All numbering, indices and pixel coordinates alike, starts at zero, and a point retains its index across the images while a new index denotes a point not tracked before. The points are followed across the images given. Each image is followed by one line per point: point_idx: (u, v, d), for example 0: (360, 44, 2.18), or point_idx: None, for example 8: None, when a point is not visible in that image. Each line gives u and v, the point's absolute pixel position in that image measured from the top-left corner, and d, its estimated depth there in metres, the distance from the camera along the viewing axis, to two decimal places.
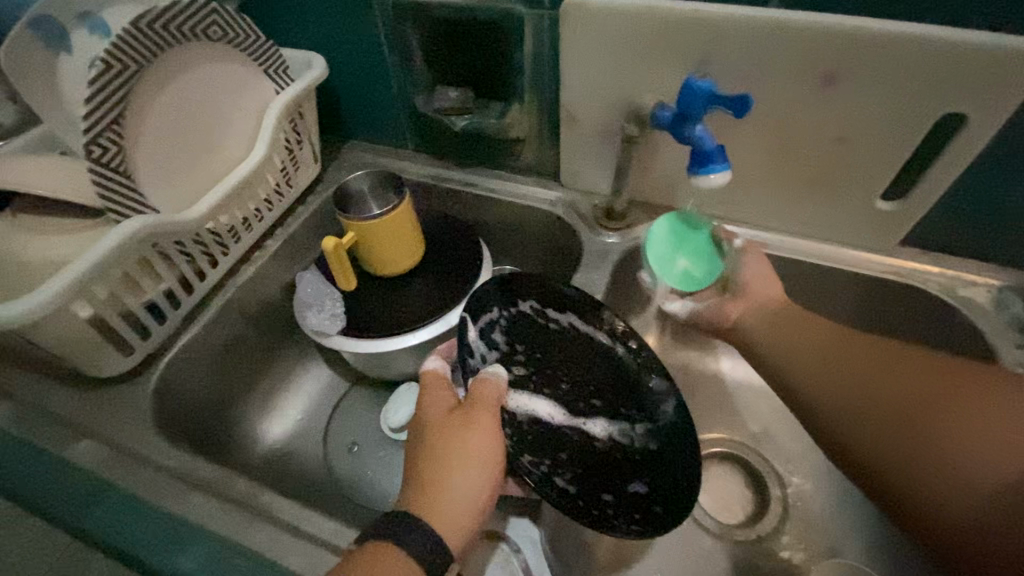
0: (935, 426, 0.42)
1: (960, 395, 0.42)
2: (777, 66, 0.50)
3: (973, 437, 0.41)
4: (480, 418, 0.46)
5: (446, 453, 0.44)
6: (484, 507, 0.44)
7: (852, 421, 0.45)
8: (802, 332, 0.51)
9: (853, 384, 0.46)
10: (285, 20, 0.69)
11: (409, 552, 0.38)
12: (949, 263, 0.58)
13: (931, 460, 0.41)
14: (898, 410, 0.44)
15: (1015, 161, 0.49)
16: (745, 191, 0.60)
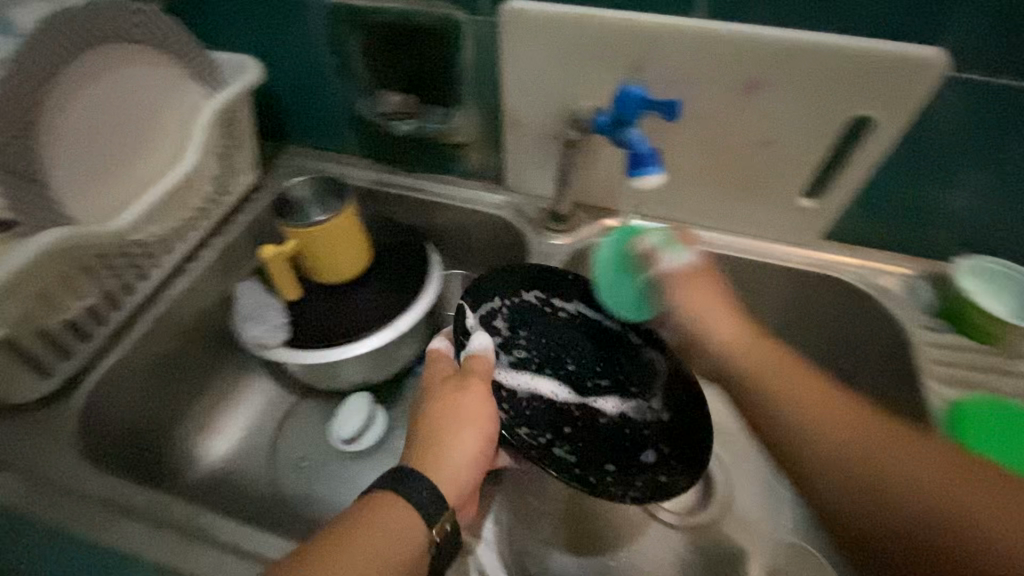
0: (898, 458, 0.37)
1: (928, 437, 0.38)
2: (704, 73, 0.52)
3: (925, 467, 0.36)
4: (473, 384, 0.47)
5: (445, 412, 0.45)
6: (478, 464, 0.45)
7: (811, 443, 0.41)
8: (757, 352, 0.47)
9: (812, 407, 0.42)
10: (216, 21, 0.67)
11: (409, 503, 0.39)
12: (864, 254, 0.63)
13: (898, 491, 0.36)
14: (858, 438, 0.39)
15: (917, 160, 0.54)
16: (679, 191, 0.63)
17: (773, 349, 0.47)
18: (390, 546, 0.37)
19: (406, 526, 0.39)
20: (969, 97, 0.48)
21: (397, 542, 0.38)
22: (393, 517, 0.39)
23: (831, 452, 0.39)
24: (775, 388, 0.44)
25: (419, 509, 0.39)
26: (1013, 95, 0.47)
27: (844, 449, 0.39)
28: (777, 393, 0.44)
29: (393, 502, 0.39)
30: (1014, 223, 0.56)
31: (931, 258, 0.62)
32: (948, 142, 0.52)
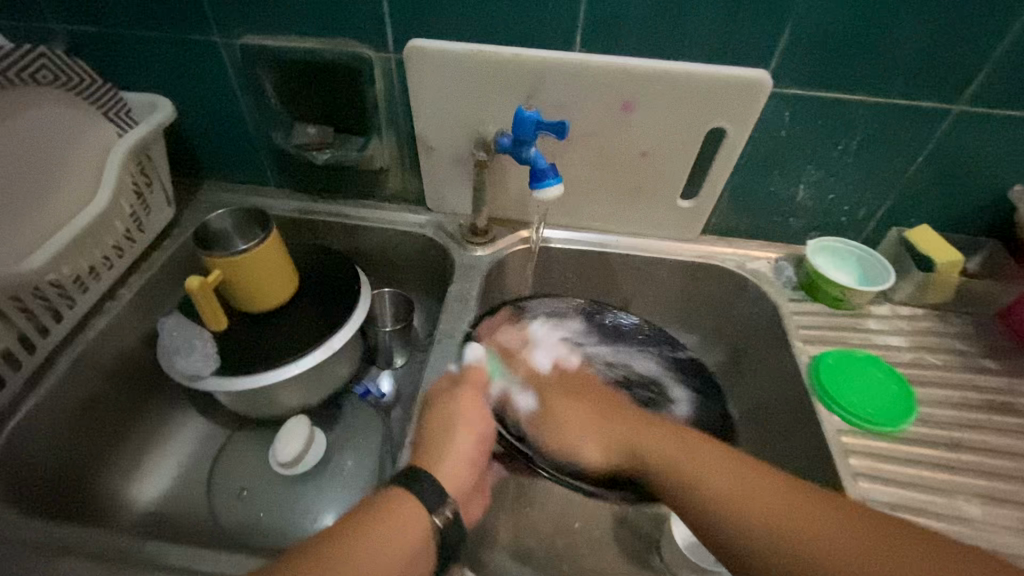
0: (736, 498, 0.42)
1: (743, 465, 0.44)
2: (587, 98, 0.61)
3: (744, 490, 0.42)
4: (466, 392, 0.52)
5: (444, 420, 0.50)
6: (472, 462, 0.49)
7: (697, 493, 0.43)
8: (592, 422, 0.52)
9: (706, 468, 0.44)
10: (121, 62, 0.68)
11: (413, 496, 0.43)
12: (737, 244, 0.74)
13: (756, 513, 0.41)
14: (703, 484, 0.44)
15: (764, 162, 0.66)
16: (580, 200, 0.71)
17: (648, 428, 0.50)
18: (400, 534, 0.41)
19: (413, 517, 0.42)
20: (793, 107, 0.60)
21: (403, 530, 0.41)
22: (399, 509, 0.42)
23: (736, 521, 0.41)
24: (678, 470, 0.46)
25: (421, 500, 0.43)
26: (824, 105, 0.59)
27: (748, 519, 0.41)
28: (678, 475, 0.45)
29: (398, 496, 0.43)
30: (844, 207, 0.68)
31: (790, 242, 0.74)
32: (783, 147, 0.64)
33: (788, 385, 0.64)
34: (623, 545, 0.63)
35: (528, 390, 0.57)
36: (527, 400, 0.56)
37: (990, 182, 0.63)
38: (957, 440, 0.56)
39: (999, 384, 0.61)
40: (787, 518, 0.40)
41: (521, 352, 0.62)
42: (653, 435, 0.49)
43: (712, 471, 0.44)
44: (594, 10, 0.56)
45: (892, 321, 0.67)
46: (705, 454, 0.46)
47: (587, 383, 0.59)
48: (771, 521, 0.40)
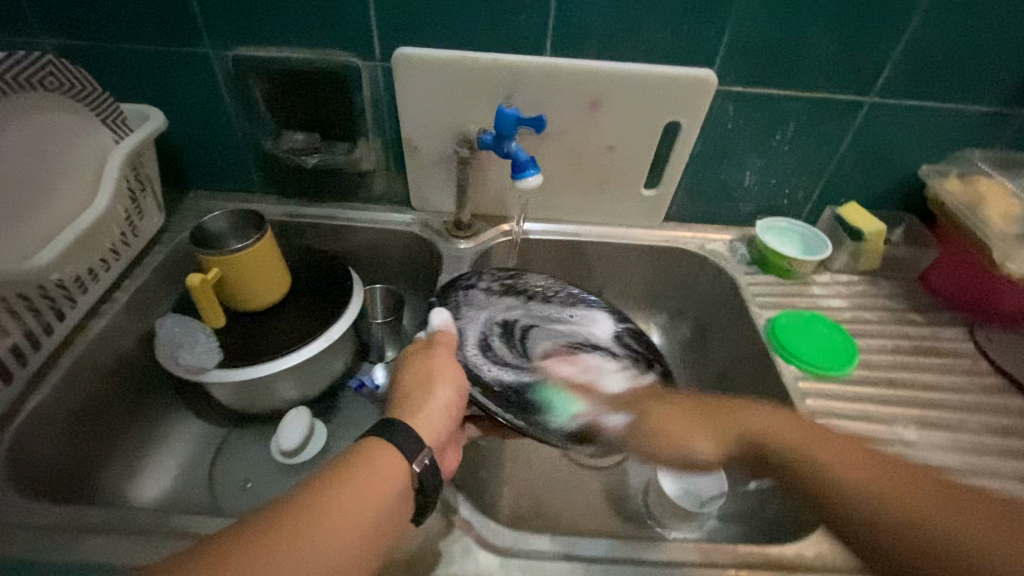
0: (899, 492, 0.38)
1: (854, 452, 0.42)
2: (559, 98, 0.68)
3: (887, 484, 0.39)
4: (443, 349, 0.54)
5: (422, 372, 0.51)
6: (452, 414, 0.50)
7: (850, 494, 0.39)
8: (697, 416, 0.49)
9: (836, 462, 0.41)
10: (112, 76, 0.70)
11: (391, 443, 0.44)
12: (695, 228, 0.83)
13: (911, 502, 0.37)
14: (854, 484, 0.39)
15: (715, 152, 0.74)
16: (554, 192, 0.78)
17: (749, 413, 0.47)
18: (377, 479, 0.41)
19: (391, 462, 0.43)
20: (736, 103, 0.69)
21: (383, 475, 0.42)
22: (377, 457, 0.43)
23: (883, 515, 0.37)
24: (808, 448, 0.43)
25: (399, 447, 0.44)
26: (761, 100, 0.69)
27: (896, 509, 0.37)
28: (810, 455, 0.42)
29: (378, 444, 0.43)
30: (785, 191, 0.78)
31: (741, 225, 0.83)
32: (729, 138, 0.73)
33: (750, 347, 0.71)
34: (614, 503, 0.68)
35: (616, 411, 0.55)
36: (616, 418, 0.54)
37: (903, 162, 0.74)
38: (893, 379, 0.65)
39: (923, 332, 0.71)
40: (933, 508, 0.36)
41: (586, 382, 0.62)
42: (775, 434, 0.45)
43: (851, 466, 0.40)
44: (563, 21, 0.64)
45: (833, 287, 0.76)
46: (814, 439, 0.43)
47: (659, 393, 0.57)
48: (912, 504, 0.37)
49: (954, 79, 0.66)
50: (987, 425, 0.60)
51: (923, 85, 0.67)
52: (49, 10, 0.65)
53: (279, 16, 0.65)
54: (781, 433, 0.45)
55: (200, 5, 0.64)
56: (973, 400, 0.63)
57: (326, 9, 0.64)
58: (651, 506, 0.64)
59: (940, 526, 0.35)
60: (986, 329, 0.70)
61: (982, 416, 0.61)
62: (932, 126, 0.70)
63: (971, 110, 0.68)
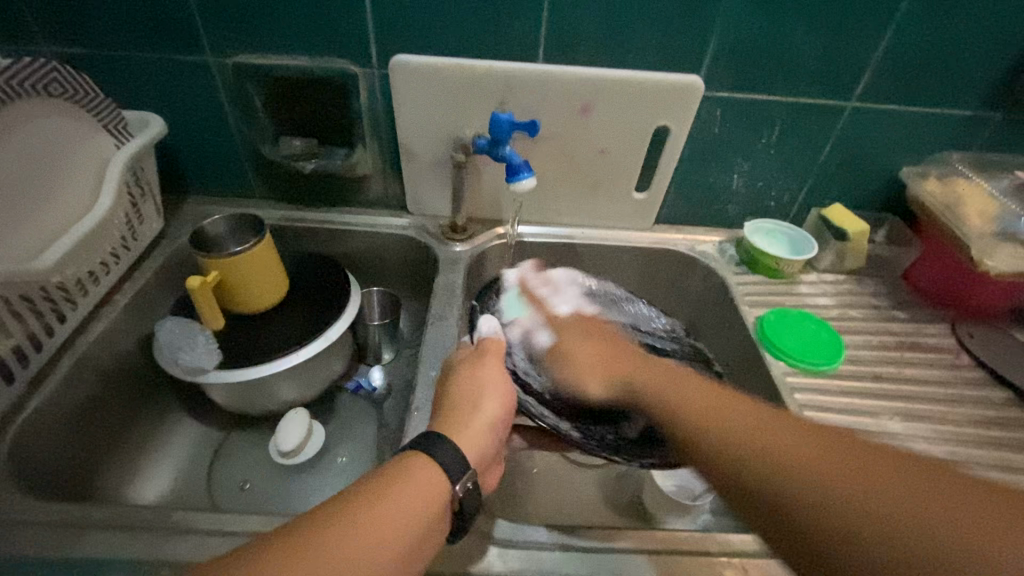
0: (804, 455, 0.38)
1: (774, 425, 0.41)
2: (551, 103, 0.70)
3: (798, 447, 0.39)
4: (492, 360, 0.56)
5: (471, 384, 0.53)
6: (494, 434, 0.51)
7: (763, 455, 0.39)
8: (647, 384, 0.52)
9: (753, 433, 0.41)
10: (112, 83, 0.72)
11: (433, 461, 0.44)
12: (685, 230, 0.85)
13: (820, 464, 0.37)
14: (765, 448, 0.40)
15: (703, 155, 0.76)
16: (547, 195, 0.80)
17: (689, 385, 0.49)
18: (422, 499, 0.42)
19: (434, 482, 0.43)
20: (723, 107, 0.72)
21: (427, 494, 0.42)
22: (420, 475, 0.43)
23: (788, 476, 0.37)
24: (763, 445, 0.40)
25: (443, 468, 0.44)
26: (747, 104, 0.71)
27: (804, 470, 0.37)
28: (768, 452, 0.39)
29: (422, 461, 0.44)
30: (772, 193, 0.80)
31: (730, 226, 0.85)
32: (717, 142, 0.75)
33: (741, 344, 0.73)
34: (609, 498, 0.69)
35: (546, 331, 0.65)
36: (544, 337, 0.65)
37: (884, 165, 0.76)
38: (878, 373, 0.67)
39: (907, 329, 0.73)
40: (887, 494, 0.34)
41: (540, 298, 0.70)
42: (703, 406, 0.46)
43: (772, 436, 0.40)
44: (555, 28, 0.66)
45: (820, 286, 0.78)
46: (745, 413, 0.44)
47: (604, 327, 0.65)
48: (868, 496, 0.34)
49: (931, 84, 0.69)
50: (968, 417, 0.62)
51: (902, 91, 0.69)
52: (51, 18, 0.66)
53: (278, 24, 0.67)
54: (721, 407, 0.45)
55: (200, 13, 0.66)
56: (955, 393, 0.65)
57: (324, 17, 0.66)
58: (646, 501, 0.65)
59: (906, 519, 0.32)
60: (967, 325, 0.73)
61: (964, 408, 0.63)
62: (912, 129, 0.73)
63: (948, 114, 0.71)
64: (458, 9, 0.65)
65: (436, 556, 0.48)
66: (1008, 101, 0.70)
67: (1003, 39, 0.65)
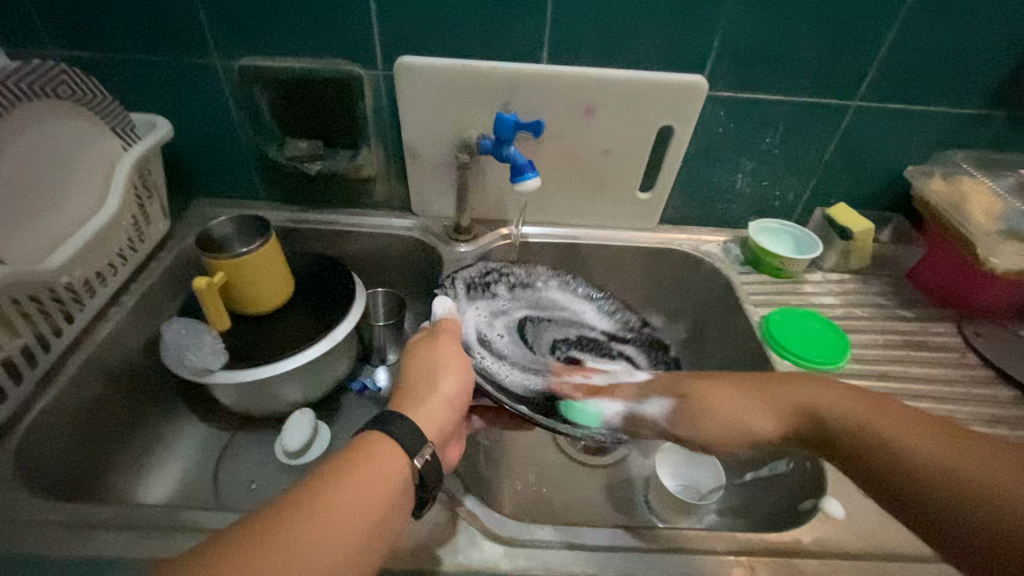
0: (942, 455, 0.37)
1: (905, 421, 0.41)
2: (555, 104, 0.70)
3: (934, 446, 0.38)
4: (446, 339, 0.56)
5: (427, 362, 0.53)
6: (453, 408, 0.51)
7: (894, 448, 0.39)
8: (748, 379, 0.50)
9: (888, 426, 0.41)
10: (120, 85, 0.72)
11: (393, 440, 0.44)
12: (689, 230, 0.85)
13: (959, 463, 0.36)
14: (899, 441, 0.39)
15: (707, 155, 0.77)
16: (552, 196, 0.80)
17: (799, 380, 0.48)
18: (379, 478, 0.41)
19: (394, 460, 0.43)
20: (726, 107, 0.72)
21: (386, 474, 0.42)
22: (379, 454, 0.43)
23: (921, 468, 0.37)
24: (876, 430, 0.41)
25: (402, 443, 0.44)
26: (750, 104, 0.71)
27: (939, 465, 0.37)
28: (883, 436, 0.40)
29: (380, 439, 0.44)
30: (776, 192, 0.80)
31: (734, 226, 0.85)
32: (720, 142, 0.75)
33: (746, 343, 0.73)
34: (614, 498, 0.69)
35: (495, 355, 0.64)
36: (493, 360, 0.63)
37: (888, 164, 0.76)
38: (884, 372, 0.67)
39: (913, 327, 0.73)
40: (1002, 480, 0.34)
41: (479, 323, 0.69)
42: (827, 396, 0.45)
43: (906, 430, 0.40)
44: (559, 29, 0.66)
45: (824, 285, 0.78)
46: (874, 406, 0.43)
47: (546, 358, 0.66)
48: (1014, 496, 0.33)
49: (935, 83, 0.69)
50: (975, 416, 0.62)
51: (905, 90, 0.69)
52: (58, 23, 0.67)
53: (284, 27, 0.67)
54: (844, 399, 0.44)
55: (207, 16, 0.66)
56: (962, 392, 0.65)
57: (330, 19, 0.66)
58: (652, 501, 0.65)
59: (1006, 497, 0.33)
60: (974, 324, 0.72)
61: (971, 407, 0.63)
62: (916, 128, 0.73)
63: (952, 112, 0.71)
64: (463, 11, 0.65)
65: (442, 556, 0.48)
66: (1012, 100, 0.70)
67: (1007, 38, 0.65)
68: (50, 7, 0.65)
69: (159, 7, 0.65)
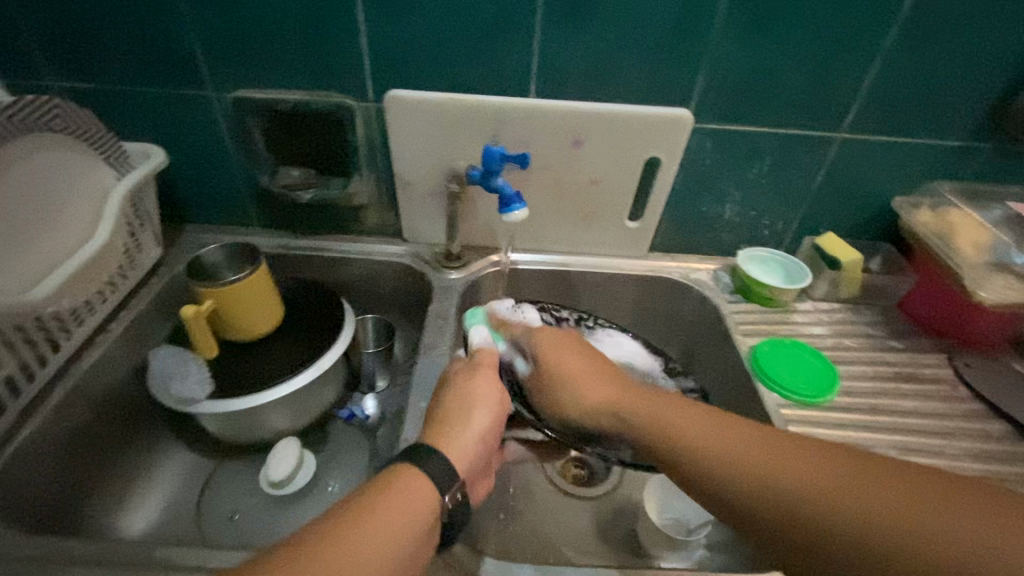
0: (769, 466, 0.43)
1: (733, 432, 0.46)
2: (543, 135, 0.72)
3: (766, 458, 0.43)
4: (484, 372, 0.54)
5: (468, 395, 0.52)
6: (484, 444, 0.51)
7: (731, 465, 0.44)
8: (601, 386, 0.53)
9: (725, 446, 0.45)
10: (116, 115, 0.74)
11: (422, 474, 0.44)
12: (679, 258, 0.85)
13: (787, 473, 0.42)
14: (738, 459, 0.44)
15: (695, 185, 0.77)
16: (542, 224, 0.81)
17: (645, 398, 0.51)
18: (410, 509, 0.42)
19: (418, 495, 0.43)
20: (713, 139, 0.72)
21: (416, 506, 0.42)
22: (413, 485, 0.43)
23: (763, 484, 0.42)
24: (768, 467, 0.43)
25: (433, 479, 0.44)
26: (736, 136, 0.72)
27: (780, 479, 0.42)
28: (768, 473, 0.42)
29: (411, 473, 0.44)
30: (765, 221, 0.80)
31: (724, 254, 0.85)
32: (708, 172, 0.76)
33: (735, 373, 0.73)
34: (602, 531, 0.68)
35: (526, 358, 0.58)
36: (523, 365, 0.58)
37: (877, 194, 0.77)
38: (874, 406, 0.66)
39: (903, 358, 0.73)
40: (827, 475, 0.41)
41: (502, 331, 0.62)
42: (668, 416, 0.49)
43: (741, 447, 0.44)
44: (546, 64, 0.67)
45: (814, 314, 0.78)
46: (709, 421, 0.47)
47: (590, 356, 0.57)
48: (834, 496, 0.39)
49: (921, 115, 0.69)
50: (966, 451, 0.61)
51: (890, 123, 0.70)
52: (58, 56, 0.68)
53: (277, 60, 0.68)
54: (684, 417, 0.48)
55: (202, 50, 0.68)
56: (952, 426, 0.64)
57: (321, 53, 0.67)
58: (640, 535, 0.64)
59: (826, 498, 0.40)
60: (965, 356, 0.72)
61: (961, 442, 0.62)
62: (903, 159, 0.73)
63: (939, 144, 0.71)
64: (451, 47, 0.66)
65: None
66: (999, 133, 0.70)
67: (991, 72, 0.65)
68: (48, 40, 0.67)
69: (155, 40, 0.67)
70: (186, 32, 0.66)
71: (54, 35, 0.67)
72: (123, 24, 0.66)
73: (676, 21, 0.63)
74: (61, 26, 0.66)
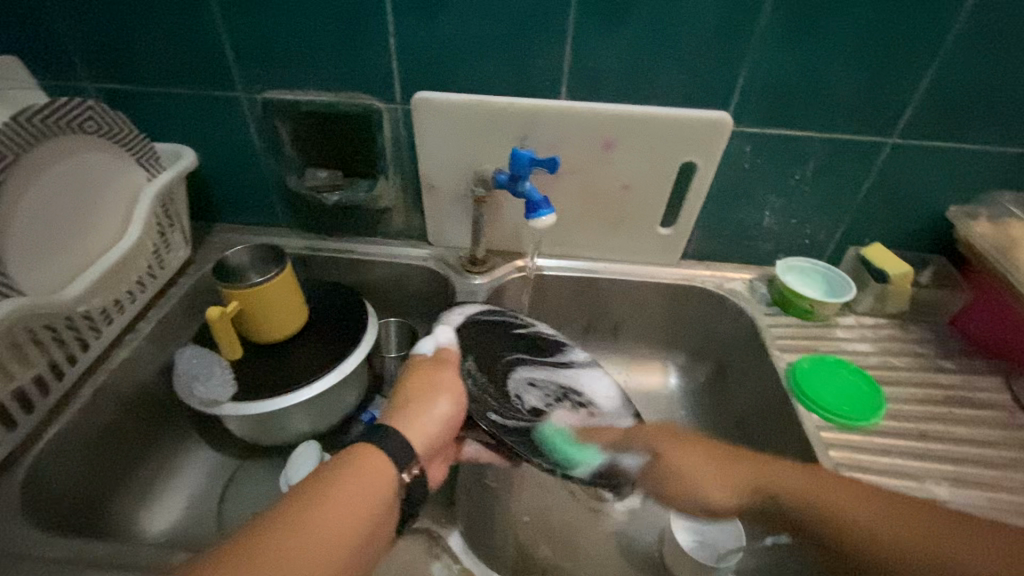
0: (828, 511, 0.47)
1: (819, 482, 0.49)
2: (572, 139, 0.69)
3: (848, 501, 0.47)
4: (448, 369, 0.57)
5: (426, 383, 0.54)
6: (446, 429, 0.52)
7: (804, 503, 0.49)
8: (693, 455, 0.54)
9: (818, 490, 0.48)
10: (150, 116, 0.74)
11: (377, 449, 0.45)
12: (713, 267, 0.82)
13: (867, 515, 0.46)
14: (811, 500, 0.48)
15: (731, 192, 0.74)
16: (569, 230, 0.78)
17: (774, 465, 0.52)
18: (371, 481, 0.43)
19: (375, 466, 0.44)
20: (753, 144, 0.69)
21: (373, 479, 0.43)
22: (367, 463, 0.44)
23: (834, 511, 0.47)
24: (834, 507, 0.47)
25: (393, 457, 0.45)
26: (777, 140, 0.68)
27: (843, 515, 0.47)
28: (836, 508, 0.47)
29: (369, 451, 0.45)
30: (806, 230, 0.76)
31: (761, 263, 0.82)
32: (747, 177, 0.72)
33: (772, 390, 0.69)
34: (626, 551, 0.65)
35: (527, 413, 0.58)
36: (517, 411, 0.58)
37: (929, 204, 0.72)
38: (923, 432, 0.62)
39: (956, 381, 0.68)
40: (892, 524, 0.45)
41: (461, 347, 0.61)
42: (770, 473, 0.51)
43: (814, 487, 0.49)
44: (578, 65, 0.65)
45: (857, 330, 0.74)
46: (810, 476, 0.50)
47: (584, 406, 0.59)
48: (897, 544, 0.44)
49: (982, 121, 0.64)
50: None
51: (945, 128, 0.65)
52: (95, 58, 0.69)
53: (305, 60, 0.67)
54: (814, 485, 0.49)
55: (232, 51, 0.68)
56: (1011, 456, 0.59)
57: (349, 54, 0.66)
58: (666, 559, 0.62)
59: (897, 543, 0.44)
60: None
61: (1022, 475, 0.58)
62: (960, 169, 0.68)
63: (1000, 152, 0.66)
64: (479, 47, 0.64)
65: None
66: None
67: None
68: (84, 42, 0.68)
69: (187, 42, 0.67)
70: (217, 35, 0.66)
71: (90, 37, 0.68)
72: (155, 26, 0.66)
73: (717, 20, 0.60)
74: (98, 30, 0.67)
